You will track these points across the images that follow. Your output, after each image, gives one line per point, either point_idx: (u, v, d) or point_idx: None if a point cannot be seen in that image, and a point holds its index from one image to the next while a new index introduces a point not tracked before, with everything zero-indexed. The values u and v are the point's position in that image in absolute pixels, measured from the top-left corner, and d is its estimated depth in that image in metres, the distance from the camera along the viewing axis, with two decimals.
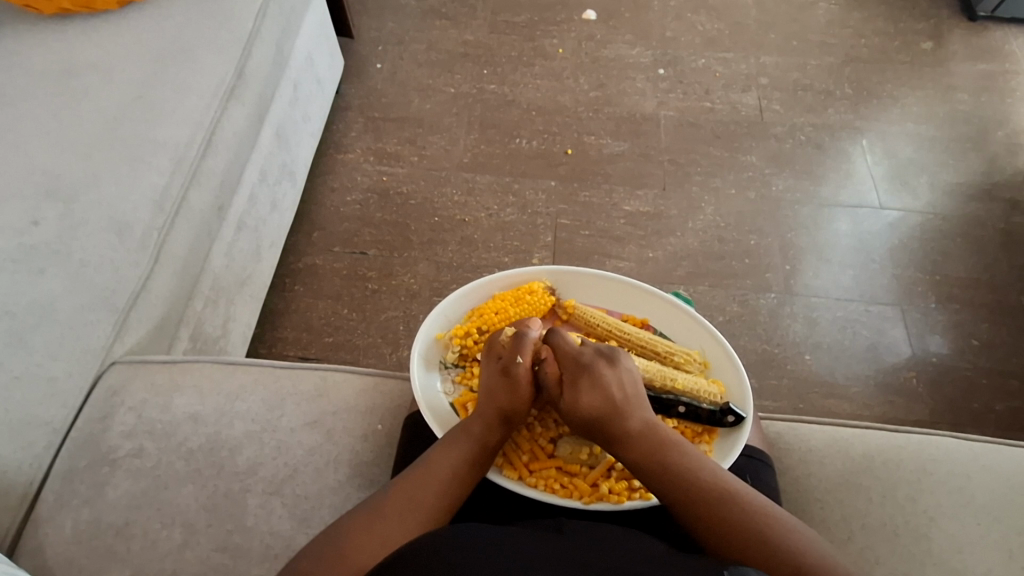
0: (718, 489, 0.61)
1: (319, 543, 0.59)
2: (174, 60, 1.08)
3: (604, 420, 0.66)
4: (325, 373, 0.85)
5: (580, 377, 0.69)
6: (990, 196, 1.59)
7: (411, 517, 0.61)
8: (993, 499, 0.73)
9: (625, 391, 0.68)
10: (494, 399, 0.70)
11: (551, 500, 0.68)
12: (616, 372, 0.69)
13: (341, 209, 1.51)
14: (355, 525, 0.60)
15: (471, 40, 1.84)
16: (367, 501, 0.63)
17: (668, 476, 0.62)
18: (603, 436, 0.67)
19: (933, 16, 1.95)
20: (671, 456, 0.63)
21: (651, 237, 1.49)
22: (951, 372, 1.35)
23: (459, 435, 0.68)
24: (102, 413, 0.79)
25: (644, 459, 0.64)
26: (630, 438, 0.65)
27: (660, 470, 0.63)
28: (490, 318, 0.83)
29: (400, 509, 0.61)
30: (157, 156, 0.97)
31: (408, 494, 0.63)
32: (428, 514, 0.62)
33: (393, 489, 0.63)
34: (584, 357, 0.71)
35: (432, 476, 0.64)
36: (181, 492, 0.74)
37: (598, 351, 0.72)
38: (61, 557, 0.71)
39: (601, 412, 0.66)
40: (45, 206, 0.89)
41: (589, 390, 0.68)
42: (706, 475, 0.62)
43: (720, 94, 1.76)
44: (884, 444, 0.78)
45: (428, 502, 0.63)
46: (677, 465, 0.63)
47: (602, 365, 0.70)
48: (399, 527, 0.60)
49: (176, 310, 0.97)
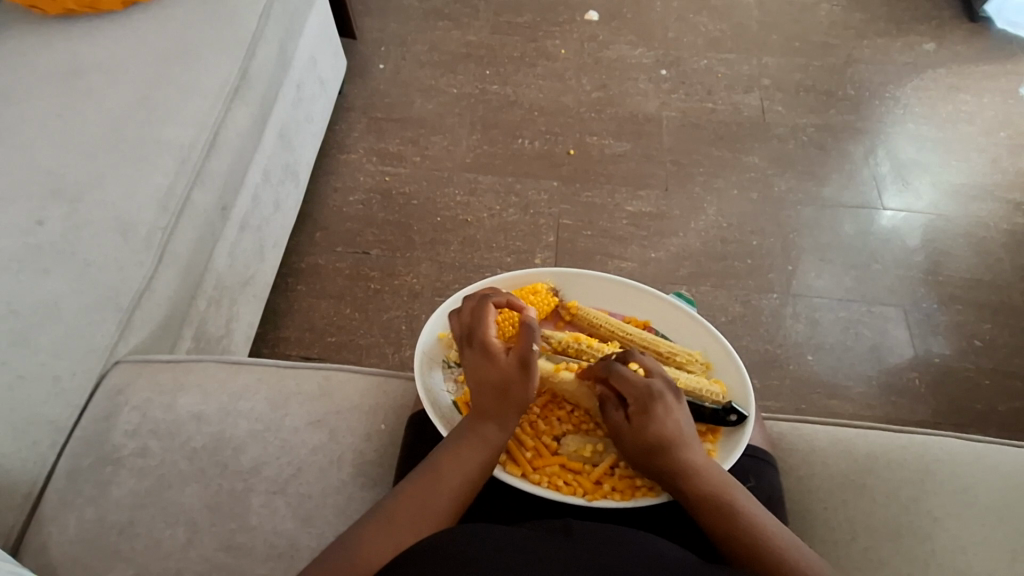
0: (766, 536, 0.61)
1: (330, 549, 0.60)
2: (179, 60, 1.08)
3: (666, 451, 0.65)
4: (329, 373, 0.85)
5: (652, 404, 0.66)
6: (992, 197, 1.58)
7: (422, 522, 0.61)
8: (996, 499, 0.73)
9: (688, 429, 0.67)
10: (507, 395, 0.68)
11: (557, 498, 0.67)
12: (682, 409, 0.68)
13: (344, 209, 1.51)
14: (369, 530, 0.60)
15: (474, 41, 1.84)
16: (380, 505, 0.63)
17: (718, 516, 0.62)
18: (663, 468, 0.65)
19: (936, 18, 1.95)
20: (729, 502, 0.63)
21: (654, 238, 1.49)
22: (953, 373, 1.34)
23: (472, 437, 0.67)
24: (107, 412, 0.80)
25: (699, 497, 0.64)
26: (687, 472, 0.65)
27: (716, 518, 0.62)
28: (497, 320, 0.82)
29: (413, 514, 0.62)
30: (162, 156, 0.97)
31: (421, 500, 0.63)
32: (437, 519, 0.62)
33: (405, 493, 0.63)
34: (656, 385, 0.67)
35: (444, 481, 0.64)
36: (185, 491, 0.74)
37: (667, 380, 0.69)
38: (64, 556, 0.71)
39: (664, 443, 0.65)
40: (49, 206, 0.89)
41: (655, 420, 0.66)
42: (756, 522, 0.62)
43: (722, 95, 1.76)
44: (886, 444, 0.78)
45: (440, 507, 0.63)
46: (729, 507, 0.63)
47: (671, 398, 0.67)
48: (412, 533, 0.60)
49: (180, 309, 0.98)
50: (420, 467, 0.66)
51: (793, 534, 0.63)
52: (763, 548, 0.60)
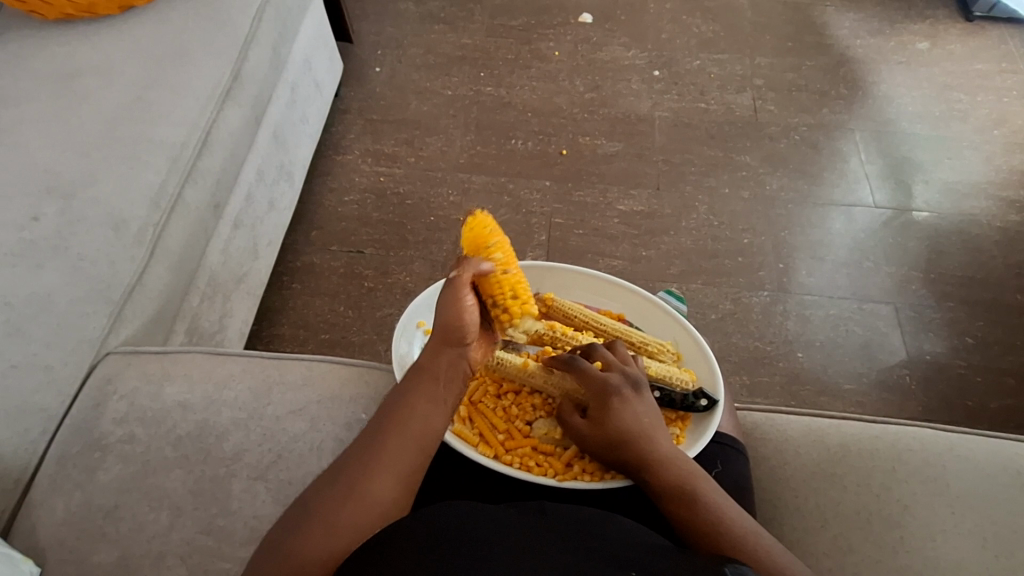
0: (732, 530, 0.61)
1: (300, 511, 0.59)
2: (172, 63, 1.11)
3: (627, 442, 0.67)
4: (312, 364, 0.87)
5: (610, 399, 0.68)
6: (986, 195, 1.58)
7: (391, 477, 0.61)
8: (968, 488, 0.74)
9: (654, 418, 0.68)
10: (445, 337, 0.67)
11: (526, 476, 0.69)
12: (646, 402, 0.69)
13: (339, 209, 1.54)
14: (337, 495, 0.59)
15: (469, 44, 1.87)
16: (342, 469, 0.61)
17: (684, 508, 0.63)
18: (624, 458, 0.67)
19: (930, 16, 1.95)
20: (692, 493, 0.63)
21: (645, 236, 1.51)
22: (945, 370, 1.34)
23: (431, 386, 0.66)
24: (96, 400, 0.82)
25: (664, 488, 0.65)
26: (653, 464, 0.66)
27: (674, 506, 0.63)
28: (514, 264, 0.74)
29: (377, 473, 0.60)
30: (154, 155, 1.00)
31: (390, 460, 0.61)
32: (406, 473, 0.62)
33: (371, 448, 0.62)
34: (613, 380, 0.69)
35: (409, 432, 0.63)
36: (170, 477, 0.76)
37: (626, 375, 0.70)
38: (52, 539, 0.73)
39: (626, 434, 0.66)
40: (45, 203, 0.93)
41: (615, 410, 0.68)
42: (722, 515, 0.62)
43: (715, 95, 1.77)
44: (859, 434, 0.79)
45: (402, 462, 0.62)
46: (693, 499, 0.63)
47: (627, 391, 0.69)
48: (383, 493, 0.60)
49: (173, 303, 1.01)
50: (382, 418, 0.65)
51: (760, 527, 0.63)
52: (723, 536, 0.61)
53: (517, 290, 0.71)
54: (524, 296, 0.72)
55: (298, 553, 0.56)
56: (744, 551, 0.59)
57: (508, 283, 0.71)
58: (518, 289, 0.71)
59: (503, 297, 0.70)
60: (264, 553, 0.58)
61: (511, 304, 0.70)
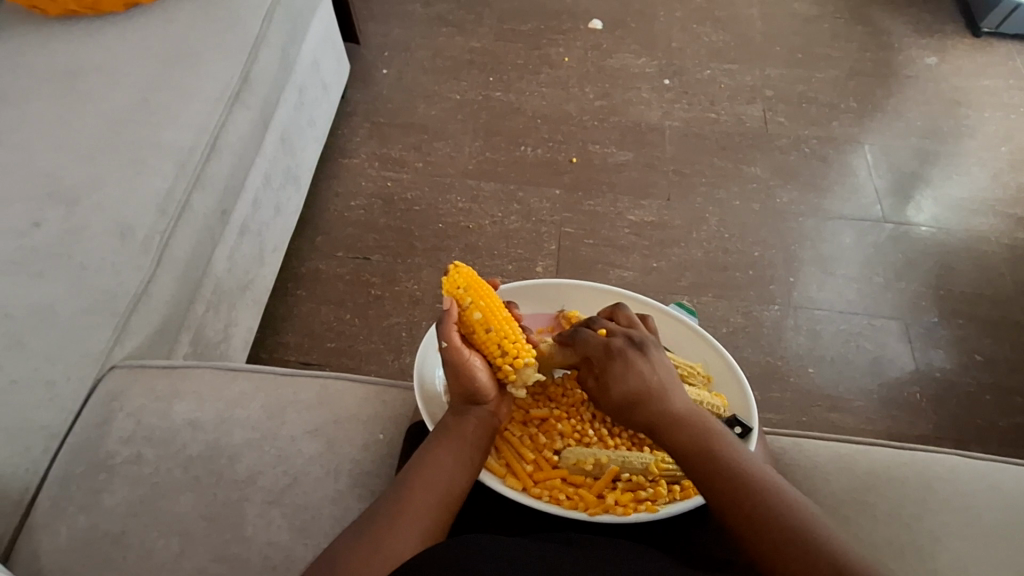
0: (753, 481, 0.60)
1: (327, 560, 0.59)
2: (180, 64, 1.07)
3: (638, 402, 0.67)
4: (327, 381, 0.84)
5: (613, 361, 0.69)
6: (994, 212, 1.58)
7: (413, 529, 0.60)
8: (999, 519, 0.73)
9: (663, 375, 0.69)
10: (460, 397, 0.70)
11: (556, 511, 0.66)
12: (652, 360, 0.70)
13: (345, 214, 1.50)
14: (361, 545, 0.59)
15: (478, 48, 1.84)
16: (371, 516, 0.62)
17: (703, 463, 0.62)
18: (642, 421, 0.68)
19: (938, 32, 1.95)
20: (712, 446, 0.63)
21: (656, 247, 1.49)
22: (955, 388, 1.34)
23: (454, 441, 0.67)
24: (101, 418, 0.79)
25: (682, 443, 0.64)
26: (667, 421, 0.66)
27: (696, 460, 0.63)
28: (495, 316, 0.72)
29: (403, 525, 0.60)
30: (161, 160, 0.96)
31: (413, 510, 0.61)
32: (428, 525, 0.61)
33: (394, 500, 0.62)
34: (615, 343, 0.70)
35: (430, 483, 0.63)
36: (180, 501, 0.73)
37: (630, 338, 0.71)
38: (56, 565, 0.70)
39: (635, 395, 0.67)
40: (47, 209, 0.89)
41: (621, 376, 0.68)
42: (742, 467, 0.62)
43: (725, 106, 1.76)
44: (888, 461, 0.77)
45: (423, 512, 0.62)
46: (712, 453, 0.63)
47: (632, 351, 0.70)
48: (404, 544, 0.59)
49: (177, 315, 0.96)
50: (408, 471, 0.65)
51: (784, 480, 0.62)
52: (748, 486, 0.60)
53: (505, 346, 0.71)
54: (514, 349, 0.71)
55: None
56: (771, 498, 0.59)
57: (493, 341, 0.71)
58: (506, 344, 0.71)
59: (496, 356, 0.72)
60: None
61: (504, 360, 0.72)
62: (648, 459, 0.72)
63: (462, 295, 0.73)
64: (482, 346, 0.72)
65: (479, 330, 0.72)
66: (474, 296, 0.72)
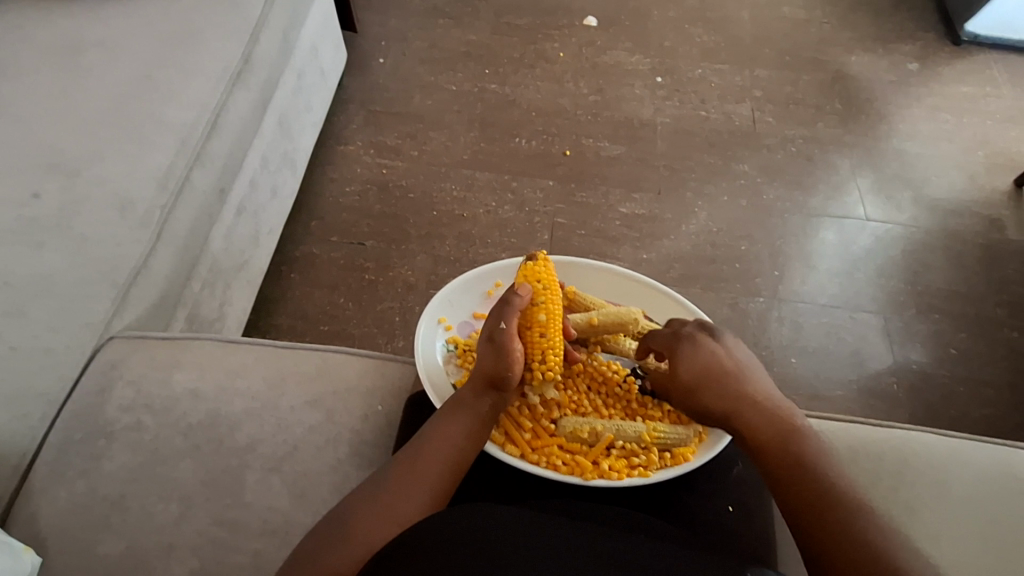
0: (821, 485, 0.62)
1: (330, 518, 0.61)
2: (183, 42, 1.08)
3: (705, 387, 0.70)
4: (327, 354, 0.85)
5: (681, 346, 0.72)
6: (970, 213, 1.64)
7: (416, 496, 0.62)
8: (969, 492, 0.77)
9: (736, 359, 0.72)
10: (489, 381, 0.69)
11: (553, 476, 0.70)
12: (723, 343, 0.73)
13: (340, 199, 1.51)
14: (365, 506, 0.61)
15: (474, 40, 1.87)
16: (376, 478, 0.64)
17: (777, 463, 0.65)
18: (712, 405, 0.69)
19: (920, 39, 2.02)
20: (787, 441, 0.66)
21: (646, 240, 1.52)
22: (930, 379, 1.39)
23: (469, 421, 0.68)
24: (101, 386, 0.79)
25: (757, 437, 0.67)
26: (741, 409, 0.68)
27: (772, 454, 0.65)
28: (554, 327, 0.75)
29: (410, 489, 0.62)
30: (162, 136, 0.97)
31: (418, 479, 0.63)
32: (431, 494, 0.63)
33: (400, 469, 0.64)
34: (686, 330, 0.74)
35: (436, 456, 0.65)
36: (180, 467, 0.74)
37: (700, 326, 0.75)
38: (54, 528, 0.70)
39: (704, 380, 0.70)
40: (47, 179, 0.89)
41: (693, 355, 0.71)
42: (818, 470, 0.63)
43: (715, 105, 1.80)
44: (866, 438, 0.81)
45: (428, 483, 0.63)
46: (789, 448, 0.65)
47: (703, 338, 0.73)
48: (410, 509, 0.61)
49: (175, 290, 0.97)
50: (418, 443, 0.66)
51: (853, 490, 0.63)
52: (820, 491, 0.62)
53: (547, 355, 0.74)
54: (552, 363, 0.74)
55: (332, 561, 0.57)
56: (845, 509, 0.60)
57: (541, 346, 0.74)
58: (548, 354, 0.74)
59: (535, 360, 0.74)
60: (300, 558, 0.59)
61: (537, 368, 0.74)
62: (641, 428, 0.75)
63: (538, 289, 0.77)
64: (528, 344, 0.74)
65: (535, 330, 0.75)
66: (547, 295, 0.77)
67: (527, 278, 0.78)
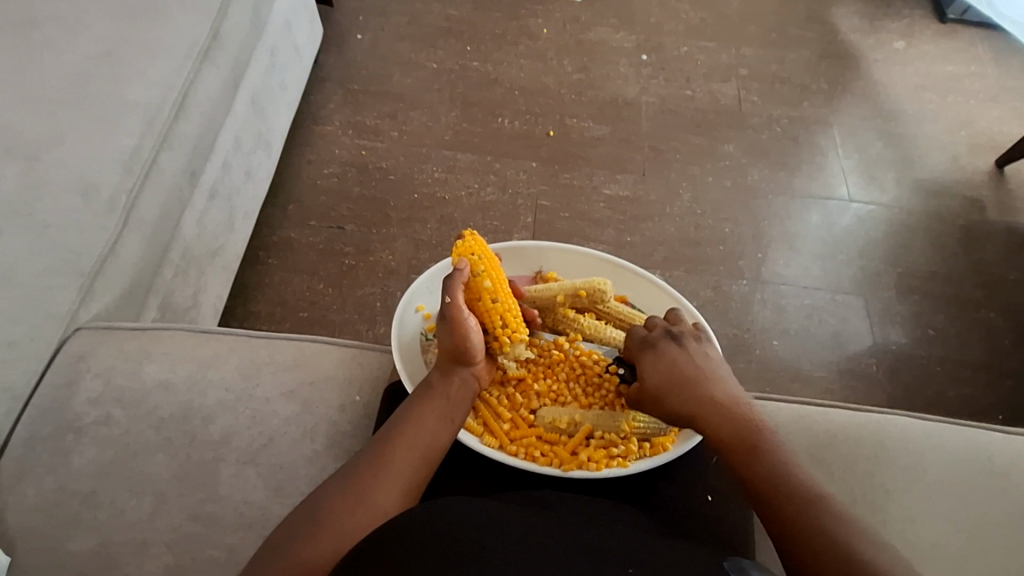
0: (784, 487, 0.61)
1: (302, 511, 0.60)
2: (146, 16, 1.02)
3: (670, 394, 0.70)
4: (303, 344, 0.84)
5: (646, 354, 0.73)
6: (952, 194, 1.65)
7: (393, 485, 0.61)
8: (944, 474, 0.78)
9: (702, 365, 0.72)
10: (451, 357, 0.71)
11: (532, 468, 0.70)
12: (688, 351, 0.73)
13: (318, 182, 1.48)
14: (339, 500, 0.59)
15: (455, 16, 1.81)
16: (349, 470, 0.62)
17: (741, 464, 0.64)
18: (677, 412, 0.70)
19: (907, 16, 2.00)
20: (750, 443, 0.65)
21: (630, 222, 1.51)
22: (908, 360, 1.41)
23: (440, 402, 0.68)
24: (68, 378, 0.77)
25: (722, 440, 0.66)
26: (705, 412, 0.68)
27: (735, 456, 0.65)
28: (502, 290, 0.78)
29: (384, 482, 0.61)
30: (126, 116, 0.93)
31: (394, 466, 0.62)
32: (409, 481, 0.62)
33: (374, 458, 0.62)
34: (652, 336, 0.75)
35: (409, 439, 0.64)
36: (152, 461, 0.73)
37: (667, 331, 0.75)
38: (22, 526, 0.68)
39: (667, 388, 0.70)
40: (4, 164, 0.82)
41: (655, 362, 0.72)
42: (780, 472, 0.63)
43: (700, 84, 1.77)
44: (846, 422, 0.81)
45: (404, 470, 0.62)
46: (754, 451, 0.64)
47: (668, 345, 0.73)
48: (388, 502, 0.60)
49: (145, 277, 0.94)
50: (390, 430, 0.65)
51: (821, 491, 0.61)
52: (784, 493, 0.61)
53: (506, 318, 0.76)
54: (513, 324, 0.76)
55: (308, 556, 0.56)
56: (808, 510, 0.60)
57: (497, 312, 0.76)
58: (507, 317, 0.76)
59: (495, 326, 0.76)
60: (270, 549, 0.58)
61: (501, 333, 0.76)
62: (620, 418, 0.76)
63: (475, 261, 0.78)
64: (482, 316, 0.76)
65: (484, 297, 0.76)
66: (486, 265, 0.78)
67: (461, 255, 0.80)
